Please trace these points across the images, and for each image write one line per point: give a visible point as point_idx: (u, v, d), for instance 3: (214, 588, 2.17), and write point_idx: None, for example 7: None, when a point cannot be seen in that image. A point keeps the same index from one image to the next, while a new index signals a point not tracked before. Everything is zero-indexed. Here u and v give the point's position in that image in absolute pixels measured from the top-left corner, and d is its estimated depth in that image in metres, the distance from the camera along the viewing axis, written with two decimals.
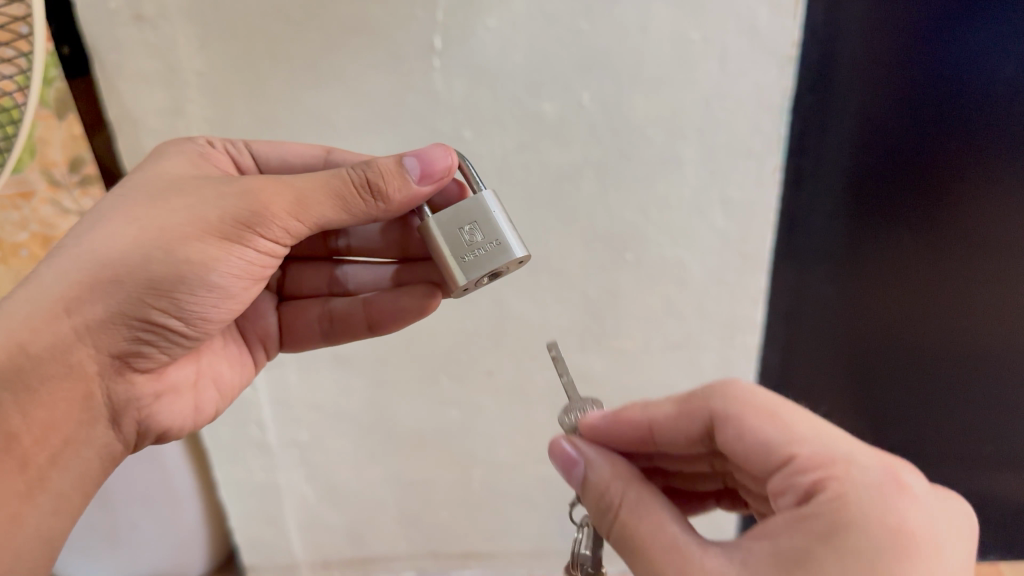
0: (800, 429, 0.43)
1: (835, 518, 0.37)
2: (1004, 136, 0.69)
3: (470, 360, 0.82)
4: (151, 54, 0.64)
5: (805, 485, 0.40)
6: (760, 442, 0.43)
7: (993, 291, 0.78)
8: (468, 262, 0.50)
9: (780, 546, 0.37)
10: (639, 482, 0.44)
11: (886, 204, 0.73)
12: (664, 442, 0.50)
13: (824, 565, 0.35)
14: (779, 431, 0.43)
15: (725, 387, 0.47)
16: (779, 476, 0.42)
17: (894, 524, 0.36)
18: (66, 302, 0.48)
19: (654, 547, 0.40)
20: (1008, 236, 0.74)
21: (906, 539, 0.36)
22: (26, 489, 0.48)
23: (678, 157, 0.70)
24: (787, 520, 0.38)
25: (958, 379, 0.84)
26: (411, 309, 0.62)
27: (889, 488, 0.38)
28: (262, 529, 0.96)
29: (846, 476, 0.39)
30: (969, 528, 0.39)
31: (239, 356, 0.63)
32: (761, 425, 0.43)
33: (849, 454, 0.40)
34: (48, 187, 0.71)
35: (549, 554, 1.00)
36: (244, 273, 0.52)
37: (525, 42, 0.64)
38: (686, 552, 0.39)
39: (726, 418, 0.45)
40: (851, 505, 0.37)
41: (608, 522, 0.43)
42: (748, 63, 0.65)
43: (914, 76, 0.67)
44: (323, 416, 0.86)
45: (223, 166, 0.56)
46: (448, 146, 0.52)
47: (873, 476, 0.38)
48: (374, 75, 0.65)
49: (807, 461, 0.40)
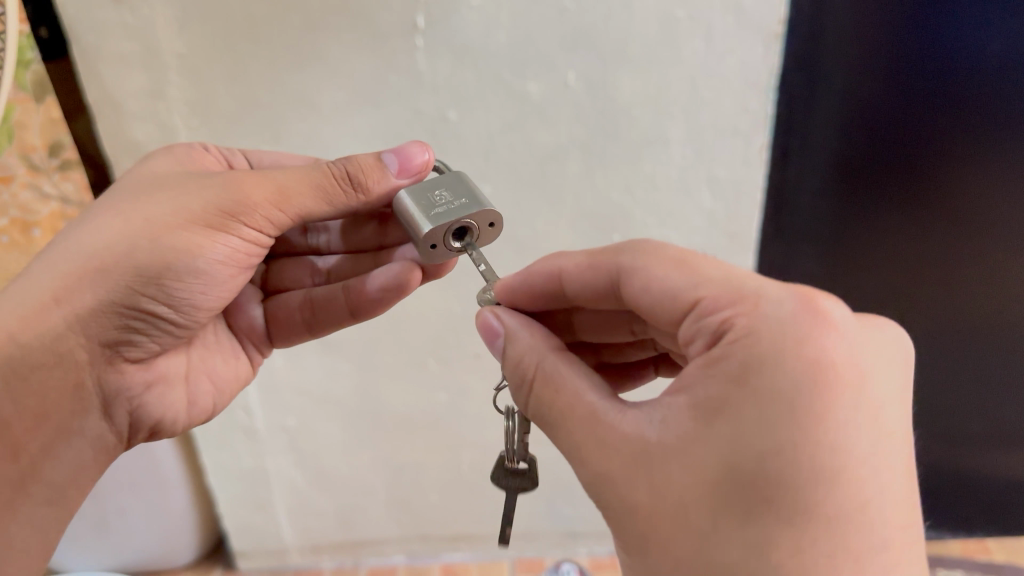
0: (709, 271, 0.39)
1: (749, 359, 0.34)
2: (991, 108, 0.68)
3: (459, 343, 0.80)
4: (130, 37, 0.63)
5: (714, 328, 0.36)
6: (664, 290, 0.39)
7: (977, 266, 0.78)
8: (436, 213, 0.47)
9: (696, 399, 0.35)
10: (557, 354, 0.41)
11: (873, 181, 0.73)
12: (573, 295, 0.46)
13: (743, 412, 0.33)
14: (685, 277, 0.39)
15: (635, 244, 0.43)
16: (686, 324, 0.38)
17: (812, 359, 0.33)
18: (56, 292, 0.48)
19: (574, 420, 0.38)
20: (994, 205, 0.74)
21: (827, 375, 0.33)
22: (19, 478, 0.49)
23: (666, 137, 0.70)
24: (698, 370, 0.36)
25: (947, 353, 0.85)
26: (388, 288, 0.58)
27: (805, 319, 0.34)
28: (252, 514, 0.96)
29: (756, 312, 0.35)
30: (898, 348, 0.36)
31: (232, 351, 0.62)
32: (666, 273, 0.40)
33: (758, 290, 0.36)
34: (28, 171, 0.70)
35: (539, 534, 1.02)
36: (229, 260, 0.51)
37: (508, 20, 0.63)
38: (603, 421, 0.37)
39: (632, 271, 0.42)
40: (763, 341, 0.34)
41: (529, 399, 0.41)
42: (734, 42, 0.65)
43: (902, 54, 0.66)
44: (310, 401, 0.85)
45: (211, 166, 0.55)
46: (427, 145, 0.53)
47: (786, 309, 0.35)
48: (357, 55, 0.65)
49: (714, 303, 0.37)
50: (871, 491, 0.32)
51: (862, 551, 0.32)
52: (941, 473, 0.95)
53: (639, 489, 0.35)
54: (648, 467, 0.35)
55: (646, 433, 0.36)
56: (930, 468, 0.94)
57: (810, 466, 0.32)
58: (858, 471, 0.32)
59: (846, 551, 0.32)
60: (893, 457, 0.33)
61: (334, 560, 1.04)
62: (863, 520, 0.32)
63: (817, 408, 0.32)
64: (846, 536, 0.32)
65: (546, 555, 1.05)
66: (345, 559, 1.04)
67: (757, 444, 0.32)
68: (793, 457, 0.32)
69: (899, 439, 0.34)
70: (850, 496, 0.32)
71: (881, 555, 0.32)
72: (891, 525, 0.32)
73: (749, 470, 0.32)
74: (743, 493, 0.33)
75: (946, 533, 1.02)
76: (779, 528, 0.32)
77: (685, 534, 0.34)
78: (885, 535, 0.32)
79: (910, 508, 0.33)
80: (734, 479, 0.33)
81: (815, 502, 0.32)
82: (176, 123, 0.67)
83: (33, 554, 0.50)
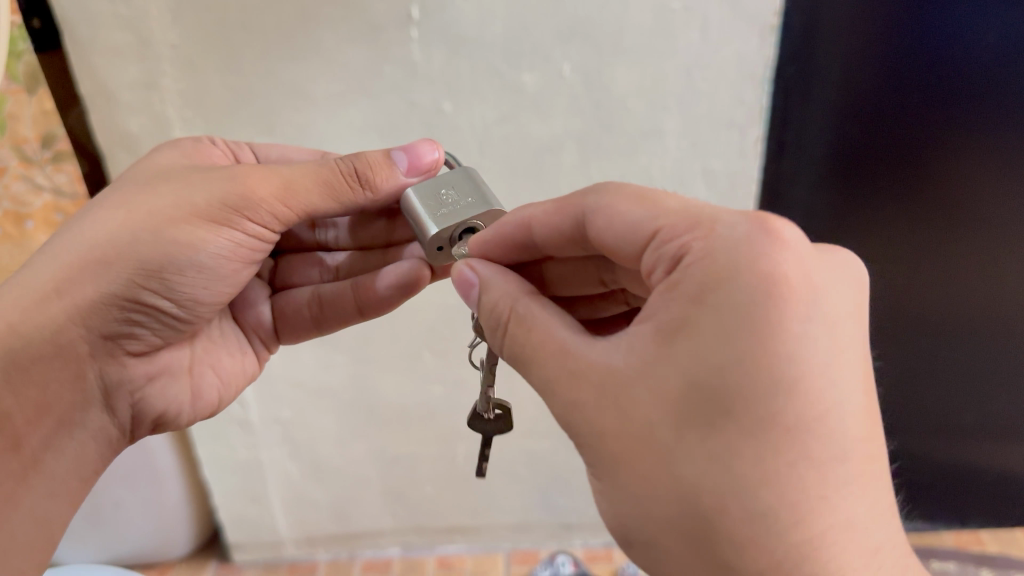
0: (669, 202, 0.38)
1: (705, 277, 0.33)
2: (982, 94, 0.68)
3: (453, 336, 0.80)
4: (122, 26, 0.62)
5: (673, 252, 0.35)
6: (627, 224, 0.38)
7: (957, 236, 0.77)
8: (442, 215, 0.47)
9: (659, 322, 0.35)
10: (529, 296, 0.41)
11: (856, 159, 0.72)
12: (542, 242, 0.44)
13: (700, 331, 0.33)
14: (645, 209, 0.38)
15: (601, 185, 0.41)
16: (647, 254, 0.37)
17: (765, 274, 0.32)
18: (57, 283, 0.48)
19: (544, 356, 0.38)
20: (987, 188, 0.74)
21: (782, 289, 0.32)
22: (20, 470, 0.48)
23: (660, 128, 0.69)
24: (660, 295, 0.35)
25: (949, 348, 0.85)
26: (396, 286, 0.58)
27: (757, 239, 0.33)
28: (246, 506, 0.96)
29: (711, 235, 0.34)
30: (851, 271, 0.35)
31: (237, 344, 0.62)
32: (627, 206, 0.38)
33: (714, 215, 0.35)
34: (21, 163, 0.70)
35: (534, 525, 1.02)
36: (232, 255, 0.51)
37: (505, 11, 0.63)
38: (572, 353, 0.37)
39: (595, 210, 0.40)
40: (718, 259, 0.33)
41: (507, 339, 0.40)
42: (730, 32, 0.64)
43: (893, 41, 0.65)
44: (304, 392, 0.84)
45: (219, 160, 0.55)
46: (436, 142, 0.52)
47: (739, 231, 0.34)
48: (352, 46, 0.64)
49: (671, 231, 0.36)
50: (831, 401, 0.32)
51: (822, 460, 0.32)
52: (940, 467, 0.95)
53: (604, 411, 0.35)
54: (611, 393, 0.35)
55: (613, 361, 0.36)
56: (927, 463, 0.95)
57: (768, 377, 0.31)
58: (814, 379, 0.32)
59: (808, 461, 0.31)
60: (847, 367, 0.33)
61: (329, 552, 1.04)
62: (825, 430, 0.32)
63: (773, 321, 0.32)
64: (807, 443, 0.31)
65: (541, 547, 1.05)
66: (340, 552, 1.04)
67: (717, 356, 0.32)
68: (748, 366, 0.31)
69: (854, 350, 0.33)
70: (808, 406, 0.32)
71: (841, 464, 0.32)
72: (851, 437, 0.32)
73: (707, 383, 0.32)
74: (703, 407, 0.32)
75: (939, 525, 1.03)
76: (736, 435, 0.31)
77: (648, 454, 0.34)
78: (846, 446, 0.32)
79: (867, 420, 0.33)
80: (694, 393, 0.33)
81: (773, 411, 0.31)
82: (170, 114, 0.67)
83: (37, 549, 0.49)
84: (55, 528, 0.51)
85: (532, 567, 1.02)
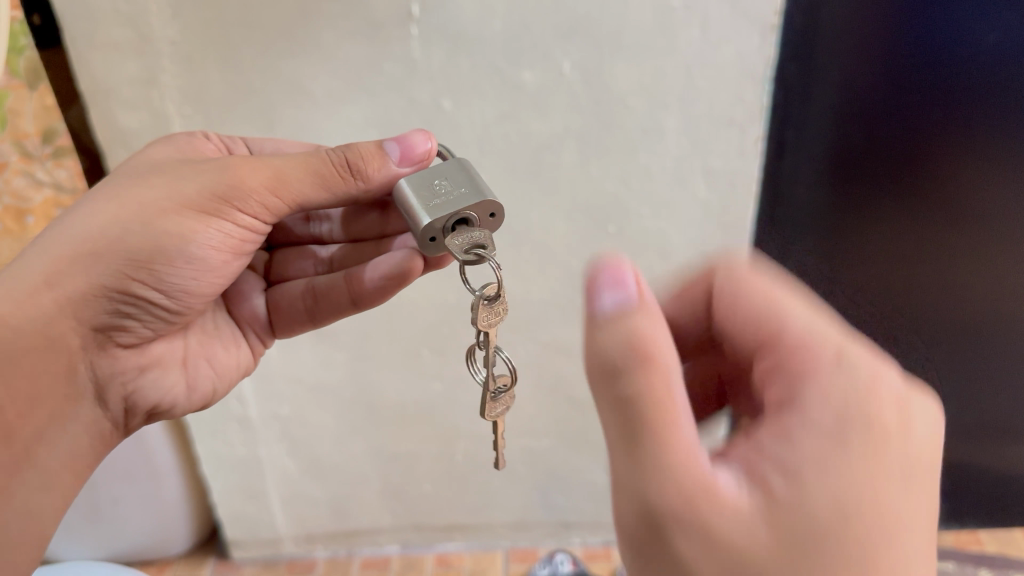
0: (793, 307, 0.41)
1: (841, 418, 0.35)
2: (993, 107, 0.69)
3: (452, 334, 0.80)
4: (122, 23, 0.62)
5: (790, 368, 0.38)
6: (750, 319, 0.42)
7: (959, 248, 0.78)
8: (434, 206, 0.47)
9: (775, 452, 0.34)
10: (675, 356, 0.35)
11: (856, 160, 0.72)
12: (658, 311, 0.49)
13: (830, 465, 0.33)
14: (766, 309, 0.41)
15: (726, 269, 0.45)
16: (763, 361, 0.40)
17: (881, 421, 0.35)
18: (48, 276, 0.48)
19: (664, 436, 0.33)
20: (996, 204, 0.74)
21: (887, 436, 0.34)
22: (13, 464, 0.48)
23: (661, 127, 0.69)
24: (772, 428, 0.36)
25: (950, 351, 0.86)
26: (390, 276, 0.58)
27: (879, 388, 0.36)
28: (244, 503, 0.96)
29: (836, 368, 0.36)
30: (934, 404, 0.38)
31: (232, 337, 0.62)
32: (755, 300, 0.42)
33: (837, 341, 0.38)
34: (21, 158, 0.71)
35: (532, 523, 1.02)
36: (222, 245, 0.51)
37: (504, 8, 0.63)
38: (692, 451, 0.34)
39: (724, 294, 0.44)
40: (843, 401, 0.35)
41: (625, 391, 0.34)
42: (729, 30, 0.64)
43: (902, 49, 0.66)
44: (303, 389, 0.84)
45: (212, 154, 0.55)
46: (430, 133, 0.52)
47: (862, 377, 0.36)
48: (351, 43, 0.64)
49: (793, 351, 0.38)
50: (918, 557, 0.33)
51: None
52: (942, 466, 0.95)
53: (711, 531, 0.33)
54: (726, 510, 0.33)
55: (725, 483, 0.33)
56: None
57: (878, 524, 0.33)
58: (907, 532, 0.33)
59: None
60: (924, 523, 0.34)
61: (327, 549, 1.04)
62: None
63: (883, 471, 0.34)
64: None
65: (540, 546, 1.05)
66: (338, 550, 1.04)
67: (835, 492, 0.33)
68: (864, 511, 0.33)
69: (930, 511, 0.35)
70: (904, 559, 0.33)
71: None
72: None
73: (819, 522, 0.32)
74: (812, 546, 0.32)
75: (937, 524, 1.02)
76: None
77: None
78: None
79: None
80: (807, 533, 0.32)
81: (881, 561, 0.32)
82: (169, 111, 0.67)
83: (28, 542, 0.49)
84: (48, 522, 0.50)
85: (530, 566, 1.02)
